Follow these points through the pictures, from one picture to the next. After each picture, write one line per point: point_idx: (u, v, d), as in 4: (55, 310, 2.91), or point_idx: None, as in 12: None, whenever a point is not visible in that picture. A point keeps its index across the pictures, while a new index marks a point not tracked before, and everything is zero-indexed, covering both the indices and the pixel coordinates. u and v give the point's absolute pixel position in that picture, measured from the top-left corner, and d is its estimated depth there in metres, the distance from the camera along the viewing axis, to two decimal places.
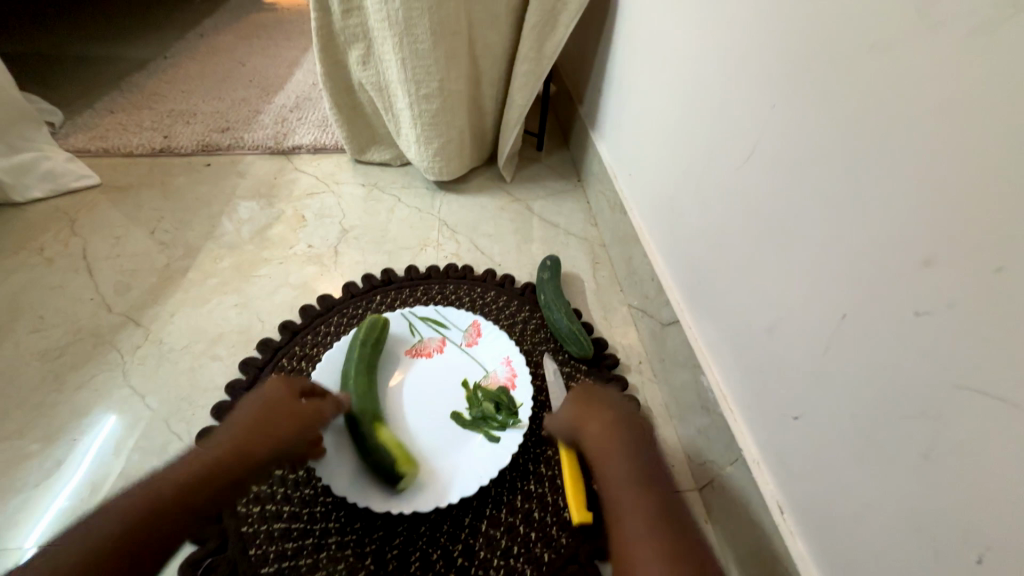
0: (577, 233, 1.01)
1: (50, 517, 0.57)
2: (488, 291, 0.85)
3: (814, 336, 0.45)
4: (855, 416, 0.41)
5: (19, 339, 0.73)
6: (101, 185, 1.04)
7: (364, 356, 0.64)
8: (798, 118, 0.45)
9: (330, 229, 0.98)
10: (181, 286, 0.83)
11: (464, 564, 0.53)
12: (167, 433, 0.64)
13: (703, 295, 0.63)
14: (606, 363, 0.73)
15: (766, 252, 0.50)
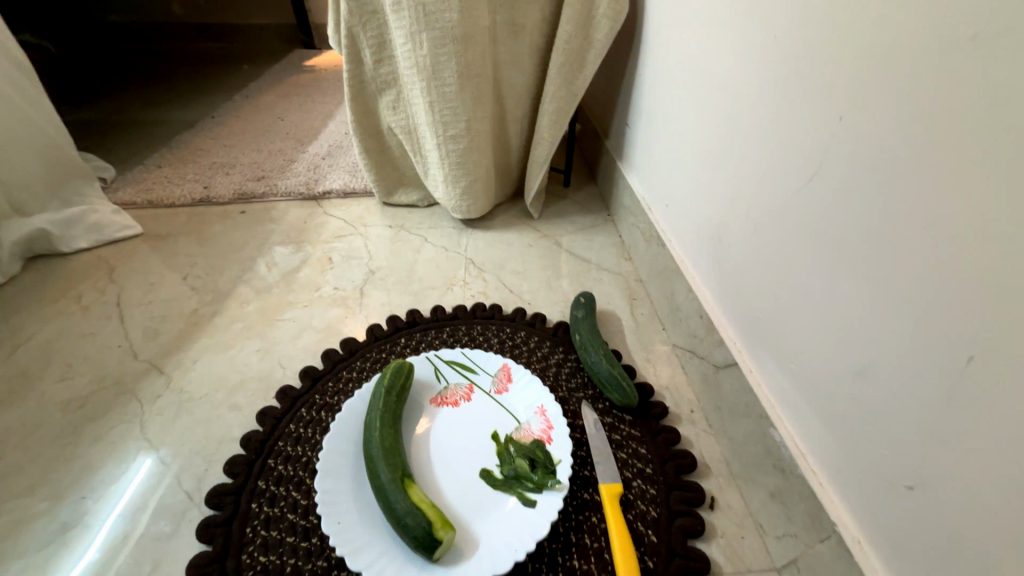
0: (611, 268, 0.96)
1: (77, 572, 0.53)
2: (518, 331, 0.79)
3: (925, 383, 0.37)
4: (1000, 490, 0.32)
5: (45, 388, 0.73)
6: (142, 234, 1.08)
7: (391, 402, 0.59)
8: (878, 129, 0.40)
9: (356, 270, 0.96)
10: (207, 332, 0.82)
11: None
12: (177, 491, 0.60)
13: (767, 334, 0.55)
14: (653, 412, 0.65)
15: (848, 283, 0.43)
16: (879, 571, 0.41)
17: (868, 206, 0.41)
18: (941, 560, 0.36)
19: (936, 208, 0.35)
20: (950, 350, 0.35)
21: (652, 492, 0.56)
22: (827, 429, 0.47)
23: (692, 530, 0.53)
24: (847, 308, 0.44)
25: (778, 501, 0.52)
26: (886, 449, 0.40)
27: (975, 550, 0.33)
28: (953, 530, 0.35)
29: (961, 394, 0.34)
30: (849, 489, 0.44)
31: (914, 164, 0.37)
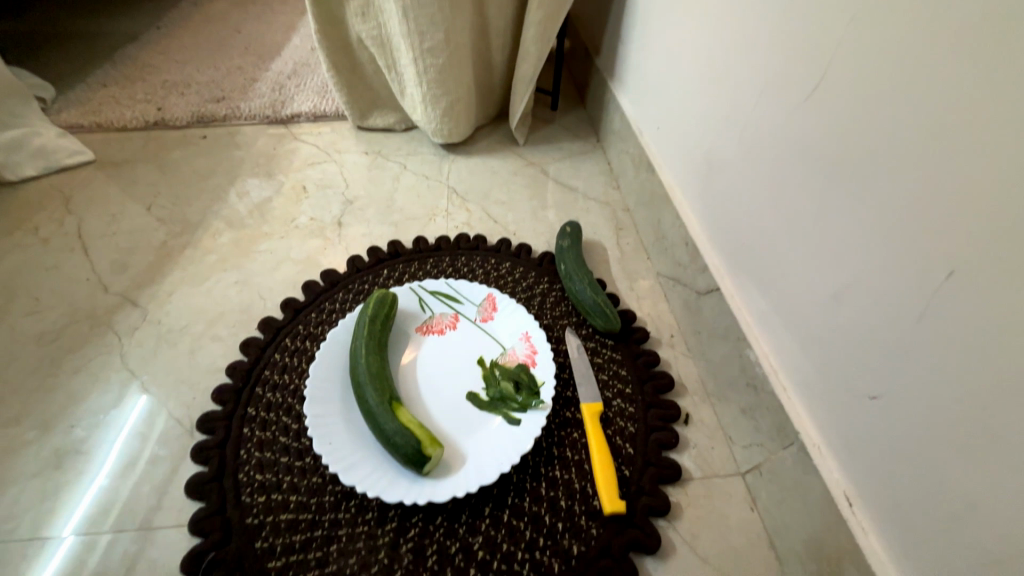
0: (598, 197, 0.93)
1: (90, 496, 0.54)
2: (503, 262, 0.78)
3: (899, 302, 0.37)
4: (958, 399, 0.33)
5: (14, 322, 0.70)
6: (96, 162, 0.99)
7: (376, 331, 0.59)
8: (890, 27, 0.36)
9: (333, 200, 0.92)
10: (180, 264, 0.79)
11: (485, 558, 0.48)
12: (167, 418, 0.60)
13: (750, 258, 0.55)
14: (635, 338, 0.67)
15: (836, 203, 0.42)
16: (836, 472, 0.44)
17: (868, 117, 0.39)
18: (893, 459, 0.39)
19: (936, 118, 0.34)
20: (928, 268, 0.35)
21: (631, 409, 0.59)
22: (801, 347, 0.48)
23: (667, 442, 0.56)
24: (833, 228, 0.43)
25: (748, 416, 0.55)
26: (854, 364, 0.42)
27: (928, 451, 0.36)
28: (908, 433, 0.37)
29: (934, 308, 0.35)
30: (817, 401, 0.46)
31: (924, 66, 0.34)
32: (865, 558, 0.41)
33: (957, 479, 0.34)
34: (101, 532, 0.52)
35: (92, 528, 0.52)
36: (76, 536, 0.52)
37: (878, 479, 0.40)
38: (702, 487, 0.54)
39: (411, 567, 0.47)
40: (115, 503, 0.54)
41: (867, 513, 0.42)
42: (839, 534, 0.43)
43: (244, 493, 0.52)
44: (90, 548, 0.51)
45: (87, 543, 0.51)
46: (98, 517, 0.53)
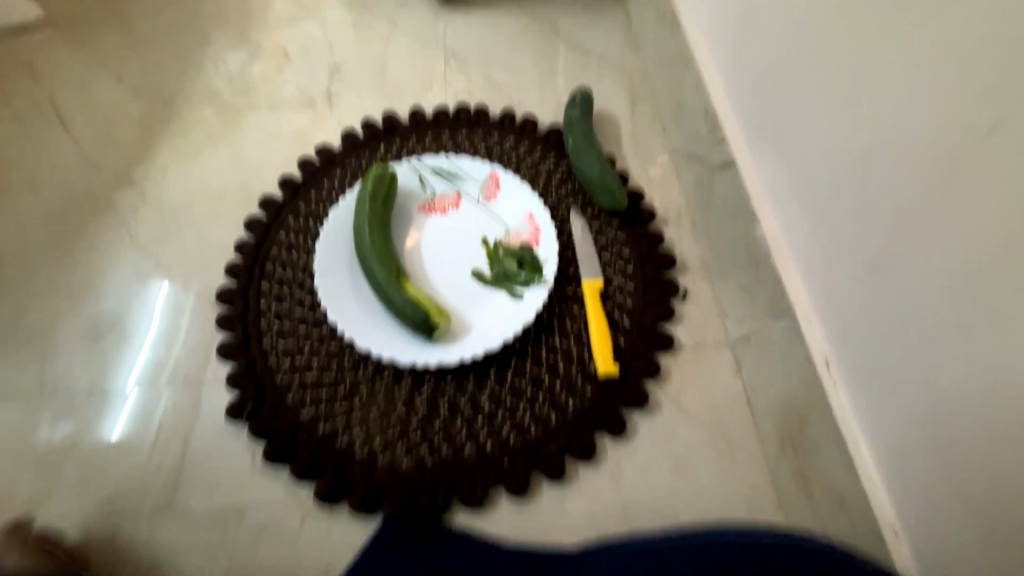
0: (614, 60, 0.83)
1: (143, 361, 0.59)
2: (507, 137, 0.73)
3: (922, 172, 0.38)
4: (954, 263, 0.36)
5: (16, 201, 0.70)
6: (47, 20, 0.88)
7: (378, 209, 0.58)
8: None
9: (318, 66, 0.83)
10: (167, 140, 0.75)
11: (491, 410, 0.54)
12: (187, 292, 0.63)
13: (778, 133, 0.53)
14: (641, 217, 0.65)
15: (885, 67, 0.39)
16: (819, 334, 0.50)
17: None
18: (875, 320, 0.43)
19: None
20: (964, 135, 0.34)
21: (631, 285, 0.61)
22: (814, 224, 0.49)
23: (663, 315, 0.59)
24: (870, 96, 0.41)
25: (746, 291, 0.56)
26: (860, 236, 0.44)
27: (909, 313, 0.40)
28: (896, 297, 0.41)
29: (960, 178, 0.35)
30: (819, 275, 0.49)
31: None
32: None
33: (935, 336, 0.38)
34: (160, 389, 0.57)
35: (151, 386, 0.58)
36: (139, 394, 0.57)
37: (857, 338, 0.45)
38: (693, 354, 0.58)
39: (427, 416, 0.54)
40: (165, 368, 0.58)
41: (839, 366, 0.48)
42: None
43: (270, 356, 0.57)
44: (154, 402, 0.57)
45: (149, 400, 0.57)
46: (154, 379, 0.58)
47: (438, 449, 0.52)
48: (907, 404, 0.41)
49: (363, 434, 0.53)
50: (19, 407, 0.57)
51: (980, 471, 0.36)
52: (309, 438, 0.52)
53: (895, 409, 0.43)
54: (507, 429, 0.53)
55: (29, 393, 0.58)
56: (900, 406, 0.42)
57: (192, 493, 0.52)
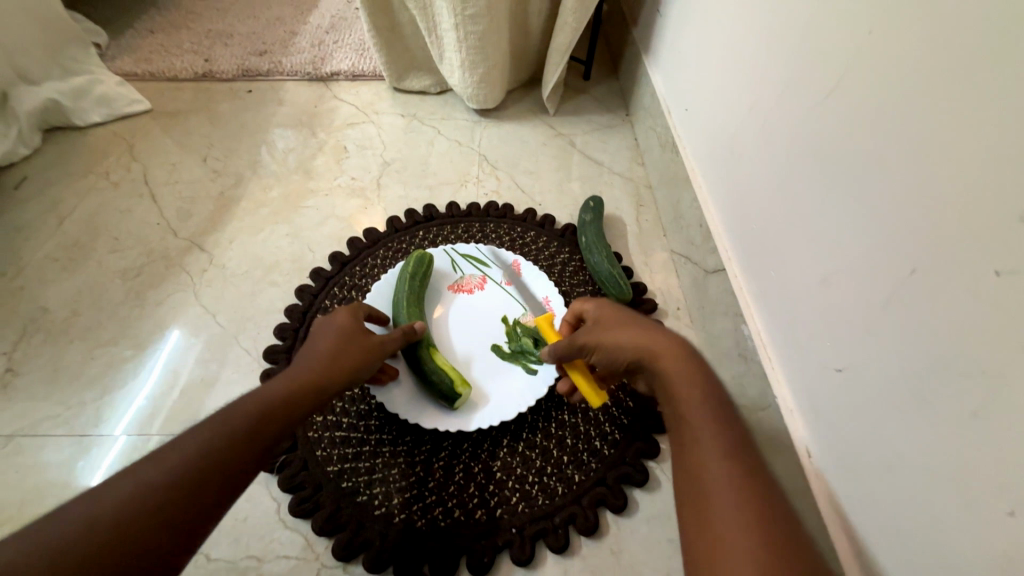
0: (622, 173, 0.97)
1: (134, 409, 0.66)
2: (528, 231, 0.85)
3: (871, 293, 0.43)
4: (907, 375, 0.40)
5: (101, 258, 0.81)
6: (151, 111, 1.06)
7: (417, 288, 0.67)
8: (903, 44, 0.40)
9: (371, 161, 0.98)
10: (236, 214, 0.88)
11: (503, 478, 0.58)
12: (238, 348, 0.72)
13: (756, 242, 0.61)
14: (644, 308, 0.74)
15: (833, 202, 0.47)
16: (801, 430, 0.52)
17: (871, 126, 0.43)
18: (846, 422, 0.46)
19: (922, 135, 0.38)
20: (899, 265, 0.40)
21: None
22: (789, 325, 0.54)
23: None
24: (826, 221, 0.48)
25: (736, 382, 0.63)
26: (827, 341, 0.48)
27: (876, 419, 0.42)
28: (864, 402, 0.44)
29: (899, 299, 0.40)
30: (797, 374, 0.53)
31: (927, 88, 0.38)
32: (814, 500, 0.49)
33: (896, 441, 0.41)
34: (149, 434, 0.64)
35: (141, 431, 0.64)
36: (128, 438, 0.64)
37: (833, 437, 0.47)
38: None
39: (443, 480, 0.58)
40: (155, 417, 0.66)
41: (820, 464, 0.49)
42: (795, 479, 0.52)
43: None
44: (141, 446, 0.63)
45: (135, 446, 0.63)
46: (145, 425, 0.65)
47: (451, 513, 0.56)
48: (882, 510, 0.42)
49: (383, 493, 0.57)
50: (36, 441, 0.64)
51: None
52: (332, 493, 0.57)
53: (869, 511, 0.44)
54: (516, 498, 0.57)
55: (80, 431, 0.64)
56: (875, 509, 0.43)
57: (214, 541, 0.55)
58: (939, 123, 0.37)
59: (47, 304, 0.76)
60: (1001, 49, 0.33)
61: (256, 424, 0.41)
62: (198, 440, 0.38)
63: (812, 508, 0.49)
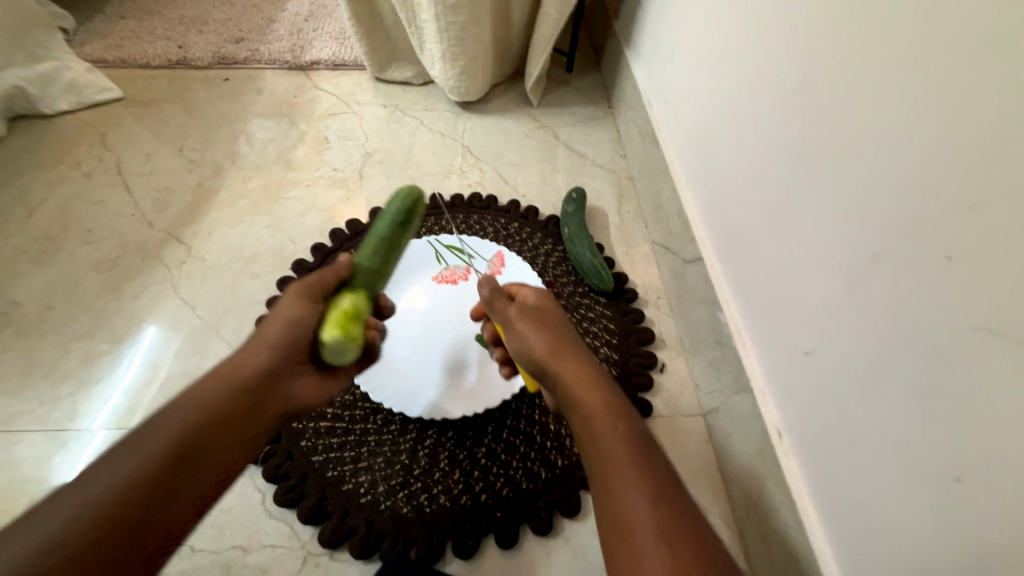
0: (605, 165, 0.98)
1: (113, 404, 0.65)
2: (511, 222, 0.85)
3: (837, 278, 0.45)
4: (870, 355, 0.42)
5: (74, 251, 0.79)
6: (123, 99, 1.03)
7: (380, 229, 0.57)
8: (867, 38, 0.41)
9: (353, 152, 0.97)
10: (215, 206, 0.86)
11: (487, 464, 0.59)
12: (219, 341, 0.71)
13: (730, 232, 0.62)
14: (625, 297, 0.76)
15: (803, 190, 0.49)
16: (772, 412, 0.54)
17: (836, 119, 0.44)
18: (815, 402, 0.48)
19: (884, 125, 0.40)
20: (862, 251, 0.42)
21: (615, 357, 0.70)
22: (761, 311, 0.56)
23: (644, 385, 0.68)
24: (796, 209, 0.50)
25: (713, 367, 0.65)
26: (798, 325, 0.50)
27: (842, 397, 0.45)
28: (830, 381, 0.46)
29: (861, 285, 0.42)
30: (769, 358, 0.55)
31: (886, 81, 0.40)
32: (785, 477, 0.51)
33: (859, 419, 0.43)
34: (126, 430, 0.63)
35: (118, 427, 0.63)
36: (106, 433, 0.63)
37: (802, 417, 0.50)
38: (669, 421, 0.67)
39: (427, 467, 0.59)
40: (138, 408, 0.65)
41: (791, 443, 0.51)
42: (768, 458, 0.54)
43: None
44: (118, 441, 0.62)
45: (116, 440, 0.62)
46: (123, 419, 0.64)
47: (436, 499, 0.57)
48: (846, 484, 0.44)
49: (368, 481, 0.57)
50: (10, 438, 0.62)
51: (896, 544, 0.40)
52: (317, 482, 0.57)
53: (834, 485, 0.46)
54: (500, 483, 0.58)
55: (56, 427, 0.63)
56: (840, 483, 0.45)
57: (199, 533, 0.55)
58: (898, 115, 0.39)
59: (17, 298, 0.74)
60: (952, 43, 0.35)
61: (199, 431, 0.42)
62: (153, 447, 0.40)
63: (783, 485, 0.51)
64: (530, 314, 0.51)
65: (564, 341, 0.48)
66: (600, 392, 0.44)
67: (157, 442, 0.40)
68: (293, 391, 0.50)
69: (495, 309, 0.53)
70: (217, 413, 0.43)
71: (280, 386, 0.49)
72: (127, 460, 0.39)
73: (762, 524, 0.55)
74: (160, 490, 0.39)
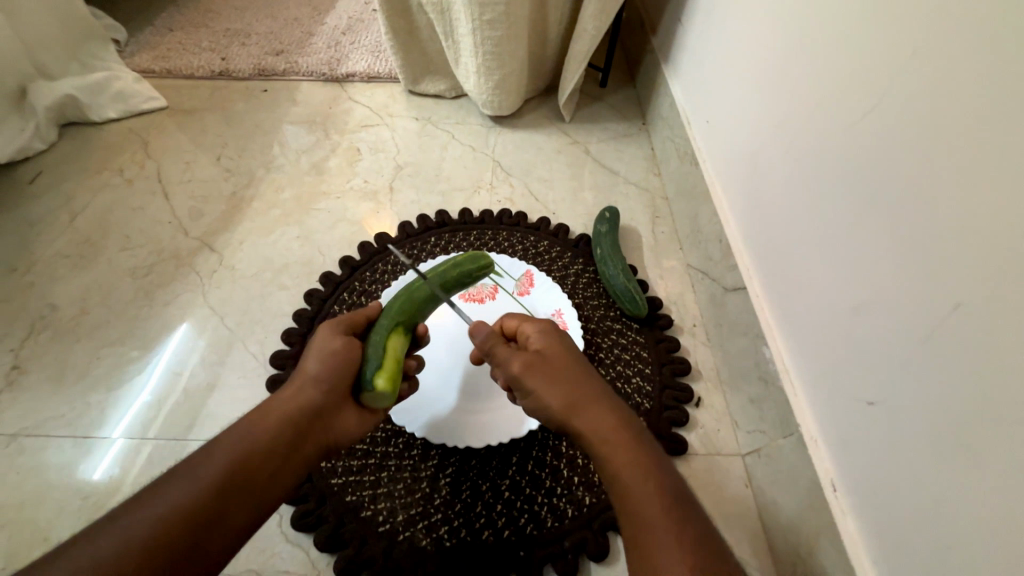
0: (638, 183, 0.95)
1: (135, 410, 0.66)
2: (541, 240, 0.83)
3: (908, 323, 0.41)
4: (948, 413, 0.37)
5: (111, 256, 0.81)
6: (167, 108, 1.06)
7: (450, 276, 0.57)
8: (953, 65, 0.38)
9: (384, 164, 0.97)
10: (248, 215, 0.87)
11: (511, 497, 0.56)
12: (244, 353, 0.71)
13: (779, 263, 0.59)
14: (659, 324, 0.73)
15: (869, 225, 0.45)
16: (825, 462, 0.50)
17: (912, 151, 0.41)
18: (877, 457, 0.43)
19: (971, 160, 0.36)
20: (941, 296, 0.38)
21: (648, 388, 0.67)
22: (814, 351, 0.52)
23: (678, 420, 0.64)
24: (859, 246, 0.46)
25: (754, 405, 0.61)
26: (859, 371, 0.46)
27: (911, 456, 0.40)
28: (897, 437, 0.42)
29: (940, 334, 0.38)
30: (822, 403, 0.51)
31: (976, 113, 0.36)
32: (840, 537, 0.47)
33: (932, 483, 0.38)
34: (146, 439, 0.63)
35: (138, 435, 0.64)
36: (126, 440, 0.63)
37: (862, 473, 0.45)
38: (704, 461, 0.63)
39: (448, 497, 0.56)
40: (157, 417, 0.65)
41: (847, 499, 0.47)
42: (819, 512, 0.49)
43: None
44: (137, 449, 0.62)
45: (134, 449, 0.63)
46: (144, 427, 0.64)
47: (457, 532, 0.54)
48: (915, 554, 0.40)
49: (387, 509, 0.55)
50: (38, 442, 0.63)
51: None
52: (335, 507, 0.55)
53: (900, 554, 0.41)
54: (523, 519, 0.55)
55: (83, 433, 0.64)
56: (908, 553, 0.40)
57: None
58: (992, 151, 0.35)
59: (56, 301, 0.75)
60: None
61: (244, 464, 0.45)
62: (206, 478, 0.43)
63: (837, 546, 0.47)
64: (539, 364, 0.46)
65: (580, 385, 0.44)
66: (632, 439, 0.41)
67: (209, 470, 0.43)
68: (335, 427, 0.51)
69: (498, 358, 0.48)
70: (264, 448, 0.46)
71: (323, 422, 0.50)
72: (184, 488, 0.42)
73: None
74: (208, 516, 0.41)
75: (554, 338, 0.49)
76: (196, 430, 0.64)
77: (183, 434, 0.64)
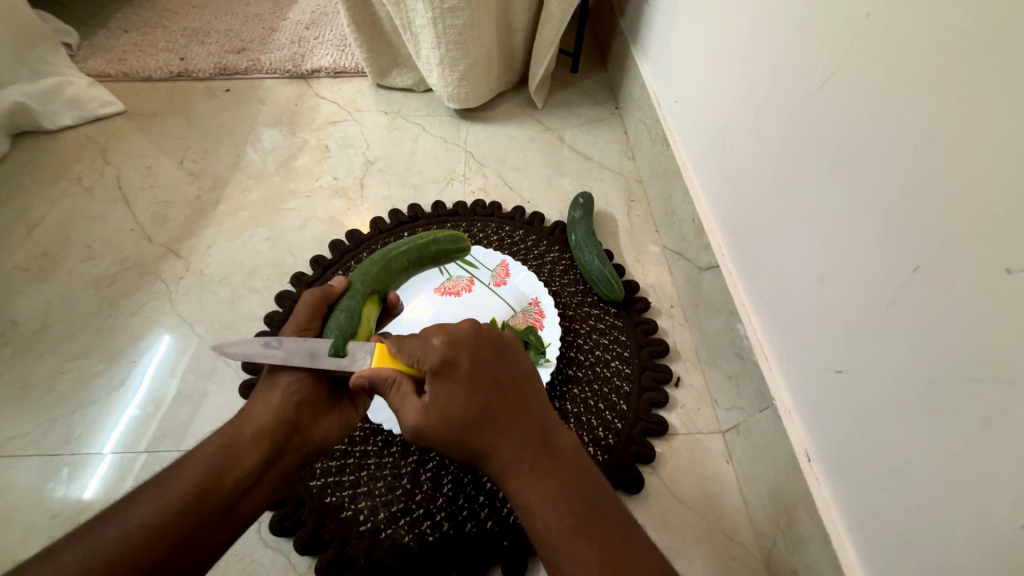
0: (612, 167, 0.95)
1: (125, 422, 0.64)
2: (516, 230, 0.82)
3: (874, 291, 0.41)
4: (912, 376, 0.38)
5: (73, 267, 0.78)
6: (125, 112, 1.02)
7: (426, 250, 0.59)
8: (904, 28, 0.38)
9: (354, 160, 0.95)
10: (214, 218, 0.85)
11: (493, 488, 0.56)
12: (216, 359, 0.69)
13: (750, 240, 0.58)
14: (637, 307, 0.72)
15: (833, 196, 0.45)
16: (800, 432, 0.50)
17: (872, 115, 0.41)
18: (848, 424, 0.44)
19: (926, 123, 0.36)
20: (903, 262, 0.38)
21: (628, 370, 0.67)
22: (785, 323, 0.52)
23: (658, 401, 0.64)
24: (825, 217, 0.46)
25: (732, 382, 0.61)
26: (827, 341, 0.46)
27: (879, 421, 0.41)
28: (864, 403, 0.42)
29: (903, 297, 0.39)
30: (795, 375, 0.51)
31: (928, 77, 0.36)
32: (816, 505, 0.47)
33: (899, 445, 0.39)
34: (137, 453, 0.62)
35: (127, 448, 0.62)
36: (118, 453, 0.62)
37: (834, 440, 0.46)
38: (685, 441, 0.63)
39: (430, 492, 0.56)
40: (148, 427, 0.64)
41: (822, 467, 0.47)
42: (797, 484, 0.50)
43: None
44: (128, 463, 0.61)
45: (122, 465, 0.61)
46: (133, 439, 0.63)
47: (440, 526, 0.54)
48: (886, 516, 0.40)
49: (368, 508, 0.55)
50: (5, 463, 0.61)
51: None
52: (316, 509, 0.54)
53: (873, 516, 0.42)
54: (506, 508, 0.55)
55: (52, 451, 0.62)
56: (879, 516, 0.41)
57: None
58: (946, 113, 0.35)
59: (17, 317, 0.73)
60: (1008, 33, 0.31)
61: (213, 476, 0.43)
62: (175, 491, 0.42)
63: (814, 515, 0.47)
64: (430, 408, 0.41)
65: (476, 433, 0.40)
66: (539, 482, 0.39)
67: (183, 481, 0.43)
68: (313, 437, 0.50)
69: (391, 398, 0.43)
70: (230, 461, 0.45)
71: (299, 433, 0.49)
72: (156, 502, 0.41)
73: (790, 555, 0.51)
74: (181, 531, 0.41)
75: (446, 374, 0.41)
76: (170, 441, 0.62)
77: (158, 445, 0.62)
